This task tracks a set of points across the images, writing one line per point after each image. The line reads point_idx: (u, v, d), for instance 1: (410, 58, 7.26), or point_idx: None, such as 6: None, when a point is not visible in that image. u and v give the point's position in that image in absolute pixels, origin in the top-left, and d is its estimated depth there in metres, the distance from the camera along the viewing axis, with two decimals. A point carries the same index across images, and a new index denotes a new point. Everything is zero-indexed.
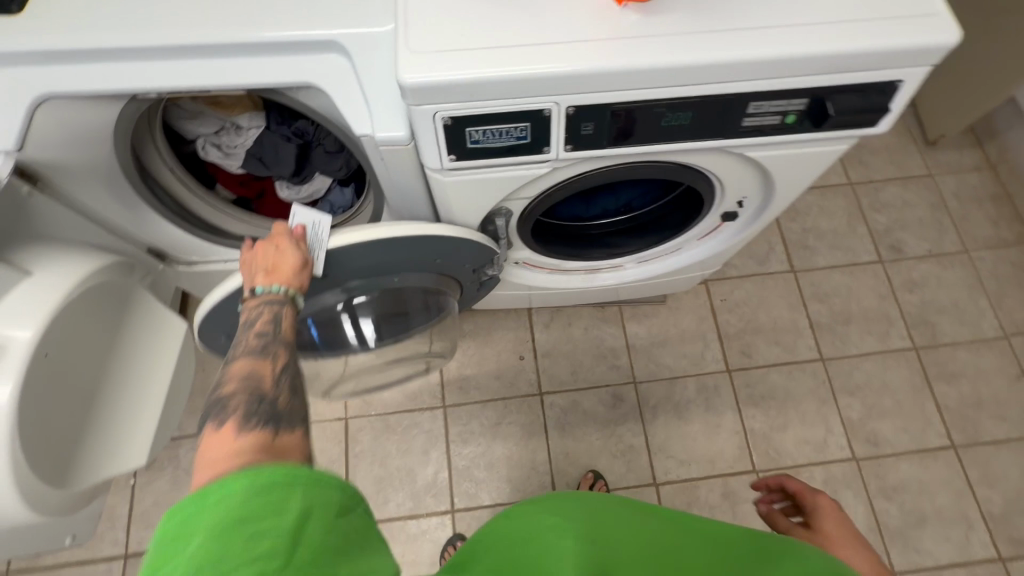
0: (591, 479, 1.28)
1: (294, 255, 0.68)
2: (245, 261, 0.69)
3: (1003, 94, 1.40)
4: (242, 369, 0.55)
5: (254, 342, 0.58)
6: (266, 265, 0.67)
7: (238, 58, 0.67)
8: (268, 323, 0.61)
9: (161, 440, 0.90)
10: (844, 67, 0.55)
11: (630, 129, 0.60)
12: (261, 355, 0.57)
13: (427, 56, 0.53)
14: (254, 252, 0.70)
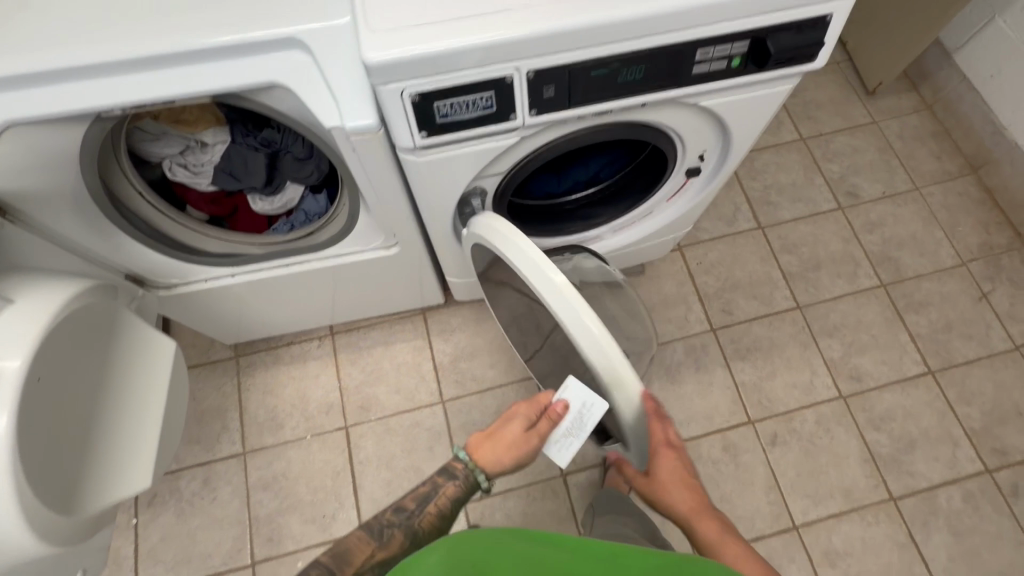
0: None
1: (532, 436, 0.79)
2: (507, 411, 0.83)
3: (927, 38, 1.49)
4: (357, 537, 0.69)
5: (409, 508, 0.74)
6: (497, 434, 0.80)
7: (200, 66, 0.68)
8: (444, 496, 0.76)
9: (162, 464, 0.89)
10: (777, 6, 0.59)
11: (589, 88, 0.63)
12: (382, 536, 0.70)
13: (388, 35, 0.55)
14: (515, 413, 0.82)
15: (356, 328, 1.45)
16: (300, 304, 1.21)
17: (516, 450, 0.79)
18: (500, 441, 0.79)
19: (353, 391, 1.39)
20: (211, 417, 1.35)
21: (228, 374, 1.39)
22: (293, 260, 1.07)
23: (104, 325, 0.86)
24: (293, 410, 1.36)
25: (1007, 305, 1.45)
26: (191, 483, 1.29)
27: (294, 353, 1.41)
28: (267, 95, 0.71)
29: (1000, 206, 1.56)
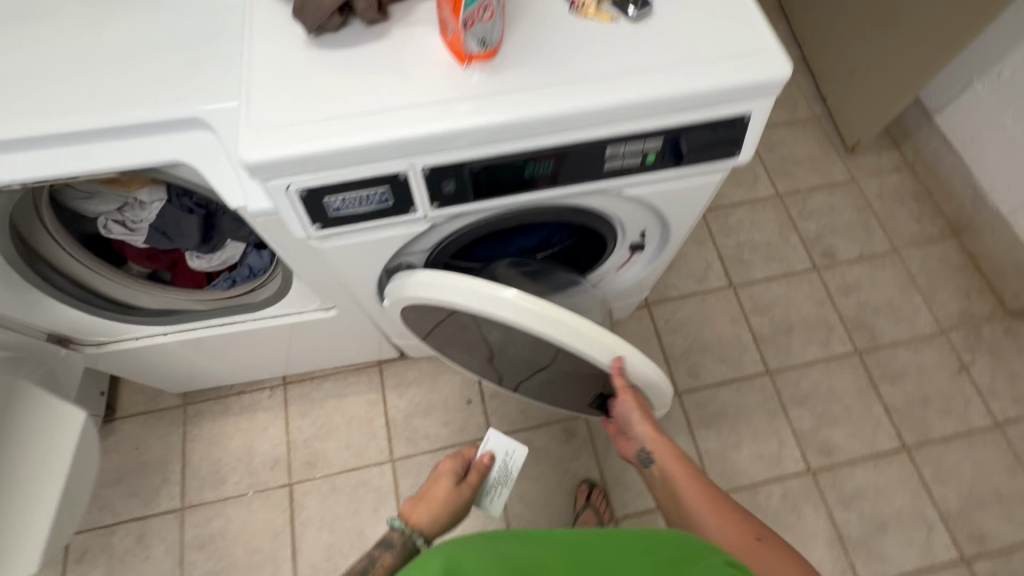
0: (587, 489, 1.28)
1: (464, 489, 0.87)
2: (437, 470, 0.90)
3: (908, 96, 1.45)
4: None
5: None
6: (427, 492, 0.87)
7: (101, 141, 0.65)
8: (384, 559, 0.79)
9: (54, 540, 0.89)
10: (688, 107, 0.56)
11: (493, 183, 0.60)
12: None
13: (269, 133, 0.52)
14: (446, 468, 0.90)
15: (310, 378, 1.41)
16: (253, 353, 1.17)
17: (449, 502, 0.86)
18: (433, 496, 0.85)
19: (301, 446, 1.34)
20: (153, 468, 1.31)
21: (175, 423, 1.35)
22: (233, 317, 1.03)
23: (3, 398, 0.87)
24: (237, 464, 1.32)
25: (987, 379, 1.39)
26: (124, 539, 1.24)
27: (243, 403, 1.37)
28: (177, 169, 0.69)
29: (982, 273, 1.50)
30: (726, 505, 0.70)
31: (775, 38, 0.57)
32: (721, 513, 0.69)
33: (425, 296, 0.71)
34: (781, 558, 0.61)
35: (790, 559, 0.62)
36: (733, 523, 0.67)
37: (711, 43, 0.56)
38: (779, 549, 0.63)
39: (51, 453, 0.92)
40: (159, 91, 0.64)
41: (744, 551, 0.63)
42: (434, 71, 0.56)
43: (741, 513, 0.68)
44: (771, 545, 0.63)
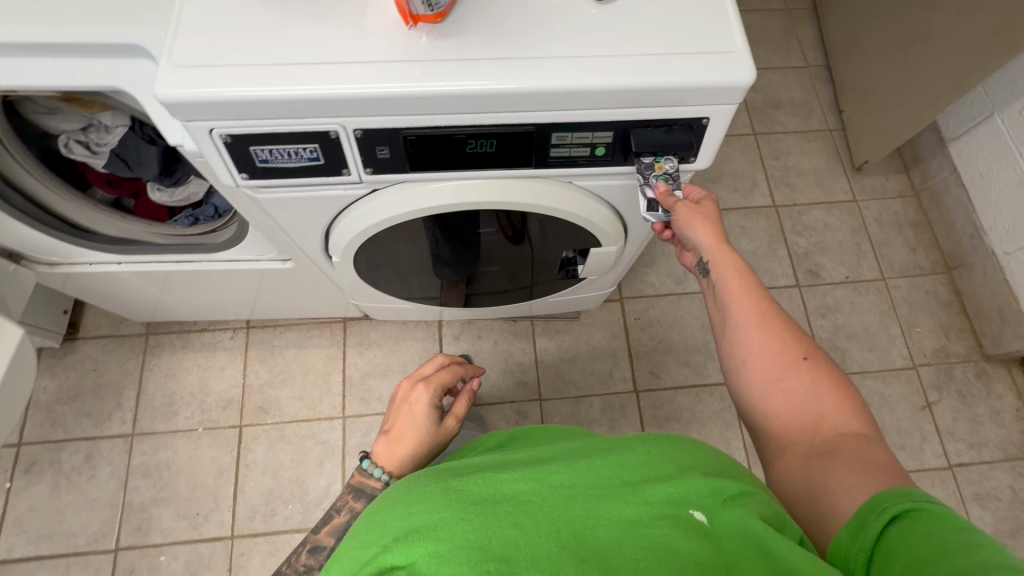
0: None
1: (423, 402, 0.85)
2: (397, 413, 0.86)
3: (922, 120, 1.38)
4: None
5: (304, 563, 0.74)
6: (397, 428, 0.83)
7: (34, 57, 0.62)
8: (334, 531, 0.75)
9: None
10: (642, 101, 0.53)
11: (429, 155, 0.58)
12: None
13: (189, 70, 0.50)
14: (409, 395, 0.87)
15: (273, 325, 1.41)
16: (217, 294, 1.16)
17: (425, 434, 0.83)
18: (404, 429, 0.83)
19: (256, 391, 1.35)
20: (108, 391, 1.33)
21: (135, 350, 1.36)
22: (191, 256, 1.01)
23: None
24: (191, 399, 1.33)
25: (948, 419, 1.37)
26: (73, 456, 1.27)
27: (204, 340, 1.38)
28: (120, 94, 0.66)
29: (966, 313, 1.47)
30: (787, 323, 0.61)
31: (748, 39, 0.53)
32: (773, 333, 0.59)
33: (385, 223, 0.67)
34: (835, 390, 0.55)
35: (843, 389, 0.55)
36: (791, 345, 0.58)
37: (677, 35, 0.53)
38: (837, 378, 0.56)
39: None
40: (101, 10, 0.61)
41: (785, 384, 0.57)
42: (378, 27, 0.52)
43: (802, 336, 0.59)
44: (824, 374, 0.56)
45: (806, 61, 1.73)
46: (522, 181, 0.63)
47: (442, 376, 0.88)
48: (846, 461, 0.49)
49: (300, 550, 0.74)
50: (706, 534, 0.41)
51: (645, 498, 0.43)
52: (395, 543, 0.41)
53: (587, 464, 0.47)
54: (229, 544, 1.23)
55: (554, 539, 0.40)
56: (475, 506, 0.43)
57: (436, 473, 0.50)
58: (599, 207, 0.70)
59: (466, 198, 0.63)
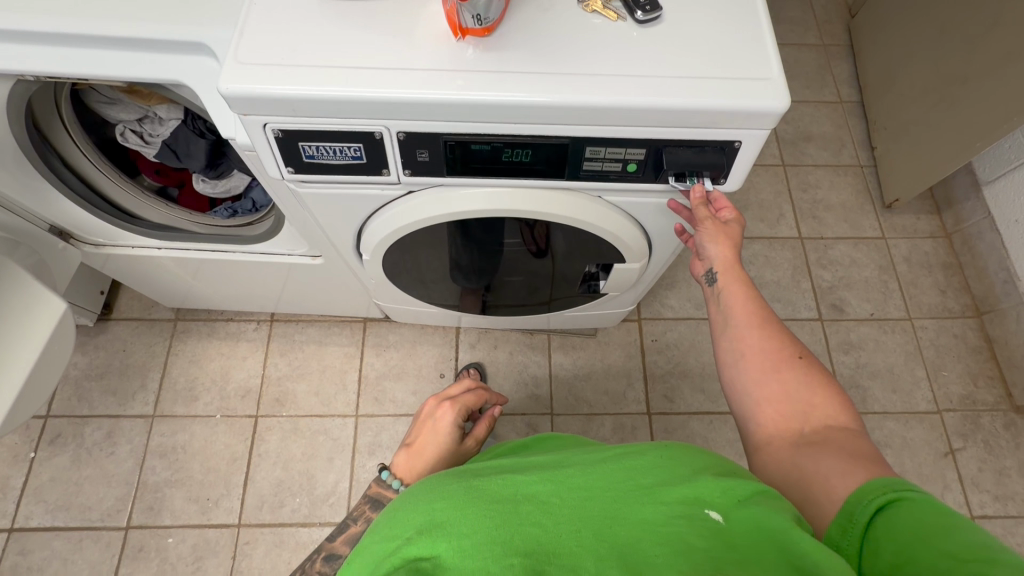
0: None
1: (449, 419, 0.85)
2: (422, 423, 0.87)
3: (958, 161, 1.36)
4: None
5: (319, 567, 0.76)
6: (418, 442, 0.84)
7: (107, 50, 0.66)
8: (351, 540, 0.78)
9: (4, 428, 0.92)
10: (675, 121, 0.55)
11: (466, 161, 0.60)
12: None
13: (250, 68, 0.53)
14: (436, 408, 0.88)
15: (296, 320, 1.44)
16: (247, 286, 1.21)
17: (447, 450, 0.83)
18: (425, 444, 0.84)
19: (274, 383, 1.38)
20: (134, 372, 1.37)
21: (163, 334, 1.41)
22: (226, 246, 1.04)
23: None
24: (211, 386, 1.37)
25: (972, 469, 1.32)
26: (95, 433, 1.31)
27: (229, 330, 1.42)
28: (180, 88, 0.70)
29: (995, 360, 1.43)
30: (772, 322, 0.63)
31: (784, 67, 0.55)
32: (769, 332, 0.62)
33: (412, 225, 0.69)
34: (819, 384, 0.57)
35: (831, 385, 0.57)
36: (776, 344, 0.61)
37: (714, 60, 0.55)
38: (820, 375, 0.57)
39: (22, 347, 0.94)
40: (173, 9, 0.66)
41: (775, 377, 0.58)
42: (430, 38, 0.56)
43: (787, 336, 0.61)
44: (808, 372, 0.58)
45: (840, 97, 1.73)
46: (552, 192, 0.65)
47: (468, 396, 0.89)
48: (832, 450, 0.50)
49: (315, 557, 0.77)
50: (722, 533, 0.41)
51: (661, 500, 0.44)
52: (418, 537, 0.42)
53: (607, 470, 0.48)
54: (235, 532, 1.24)
55: (573, 537, 0.41)
56: (497, 504, 0.43)
57: (455, 473, 0.51)
58: (624, 223, 0.71)
59: (495, 204, 0.65)
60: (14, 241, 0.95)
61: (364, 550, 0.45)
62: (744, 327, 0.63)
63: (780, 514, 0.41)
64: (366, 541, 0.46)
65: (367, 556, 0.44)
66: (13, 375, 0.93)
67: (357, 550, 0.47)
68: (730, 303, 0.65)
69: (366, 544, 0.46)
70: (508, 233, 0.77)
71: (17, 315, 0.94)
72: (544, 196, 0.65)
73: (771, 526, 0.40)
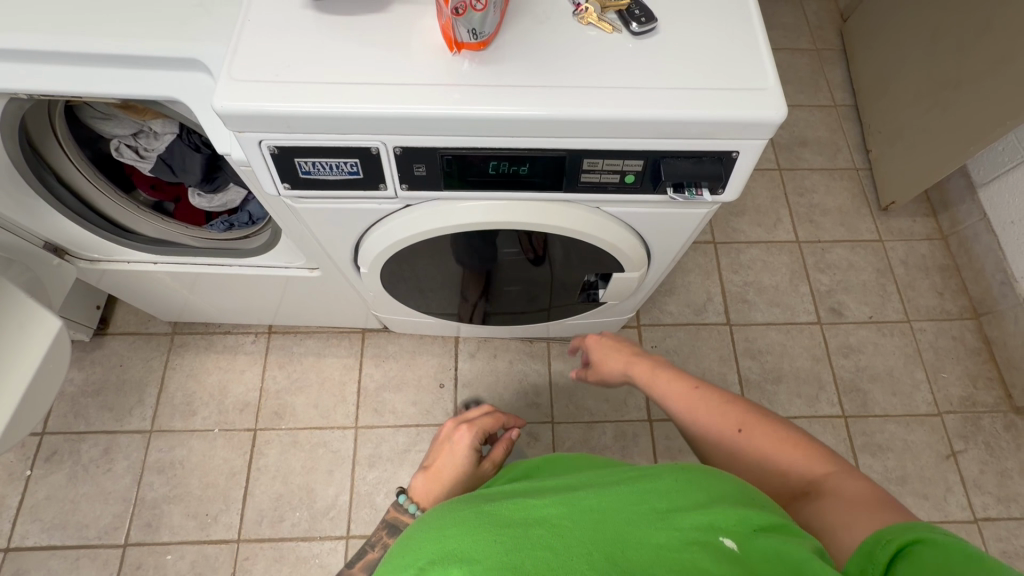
0: None
1: (467, 442, 0.82)
2: (441, 445, 0.85)
3: (953, 163, 1.36)
4: None
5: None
6: (436, 466, 0.83)
7: (102, 67, 0.66)
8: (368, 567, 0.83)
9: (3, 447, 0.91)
10: (673, 132, 0.55)
11: (462, 175, 0.60)
12: None
13: (246, 85, 0.53)
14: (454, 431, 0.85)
15: (294, 332, 1.43)
16: (244, 300, 1.21)
17: (463, 475, 0.81)
18: (443, 469, 0.82)
19: (272, 396, 1.37)
20: (131, 387, 1.36)
21: (160, 349, 1.40)
22: (223, 260, 1.04)
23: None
24: (209, 400, 1.36)
25: (975, 471, 1.32)
26: (92, 448, 1.30)
27: (227, 343, 1.41)
28: (175, 104, 0.70)
29: (995, 362, 1.43)
30: (718, 394, 0.69)
31: (779, 77, 0.55)
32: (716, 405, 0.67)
33: (410, 237, 0.69)
34: (777, 439, 0.61)
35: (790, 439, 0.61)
36: (726, 413, 0.66)
37: (711, 71, 0.55)
38: (773, 429, 0.63)
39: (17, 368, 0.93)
40: (168, 26, 0.65)
41: (744, 448, 0.63)
42: (426, 53, 0.56)
43: (736, 402, 0.67)
44: (762, 429, 0.63)
45: (834, 101, 1.74)
46: (551, 202, 0.65)
47: (485, 420, 0.86)
48: (831, 502, 0.53)
49: None
50: (738, 560, 0.41)
51: (675, 524, 0.43)
52: (430, 566, 0.40)
53: (616, 490, 0.47)
54: (234, 547, 1.23)
55: (585, 560, 0.40)
56: (508, 529, 0.42)
57: (465, 499, 0.50)
58: (623, 232, 0.71)
59: (492, 215, 0.65)
60: (8, 258, 0.95)
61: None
62: (696, 410, 0.69)
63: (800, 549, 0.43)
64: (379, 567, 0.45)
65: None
66: (7, 391, 0.92)
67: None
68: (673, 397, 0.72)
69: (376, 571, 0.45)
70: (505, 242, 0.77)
71: (14, 333, 0.93)
72: (542, 207, 0.65)
73: (794, 558, 0.41)
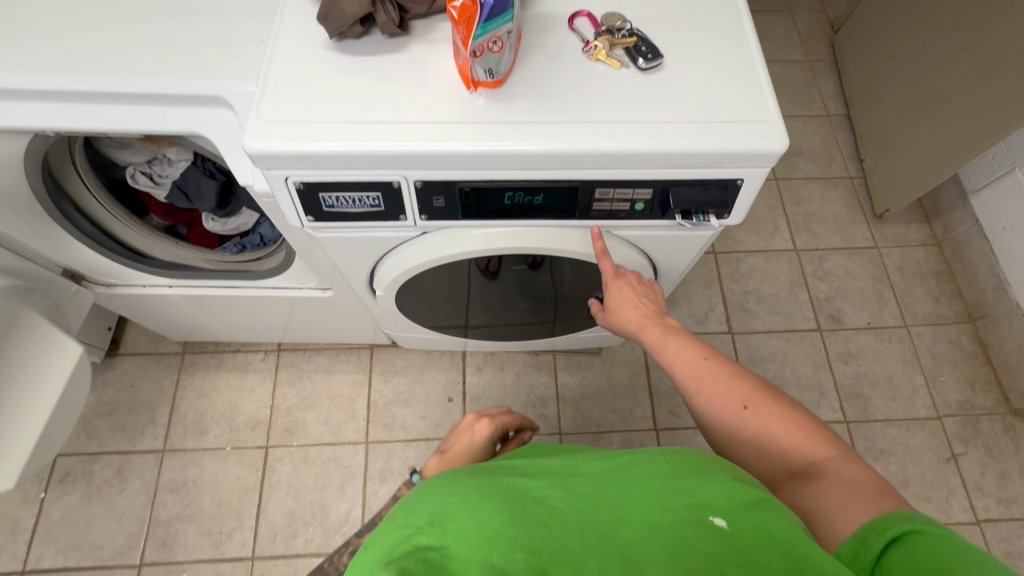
0: None
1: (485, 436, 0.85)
2: (456, 431, 0.87)
3: (945, 173, 1.40)
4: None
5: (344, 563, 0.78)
6: (452, 451, 0.85)
7: (128, 105, 0.69)
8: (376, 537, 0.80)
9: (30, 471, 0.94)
10: (680, 163, 0.58)
11: (478, 205, 0.63)
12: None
13: (274, 126, 0.56)
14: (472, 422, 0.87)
15: (304, 349, 1.45)
16: (254, 320, 1.23)
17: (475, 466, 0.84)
18: (459, 455, 0.84)
19: (283, 413, 1.38)
20: (142, 407, 1.37)
21: (171, 368, 1.42)
22: (236, 282, 1.06)
23: (21, 328, 0.95)
24: (220, 418, 1.37)
25: (975, 473, 1.35)
26: (105, 469, 1.31)
27: (237, 361, 1.43)
28: (198, 138, 0.73)
29: (991, 365, 1.46)
30: (727, 367, 0.65)
31: (781, 111, 0.58)
32: (725, 378, 0.64)
33: (426, 263, 0.71)
34: (783, 418, 0.59)
35: (797, 419, 0.59)
36: (731, 386, 0.63)
37: (716, 106, 0.58)
38: (780, 407, 0.60)
39: (41, 395, 0.96)
40: (191, 64, 0.68)
41: (750, 425, 0.60)
42: (443, 91, 0.58)
43: (742, 373, 0.64)
44: (769, 408, 0.60)
45: (827, 112, 1.78)
46: (562, 228, 0.68)
47: (507, 416, 0.88)
48: (828, 486, 0.53)
49: (343, 550, 0.79)
50: (727, 537, 0.42)
51: (666, 504, 0.44)
52: (428, 528, 0.43)
53: (611, 476, 0.49)
54: (249, 565, 1.24)
55: (578, 537, 0.42)
56: (504, 503, 0.45)
57: (466, 472, 0.52)
58: (631, 252, 0.74)
59: (505, 243, 0.68)
60: (30, 287, 0.97)
61: (368, 545, 0.46)
62: (704, 382, 0.64)
63: (791, 525, 0.42)
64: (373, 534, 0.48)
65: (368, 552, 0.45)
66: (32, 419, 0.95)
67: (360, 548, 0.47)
68: (680, 366, 0.67)
69: (372, 538, 0.47)
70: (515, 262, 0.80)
71: (38, 362, 0.97)
72: (551, 232, 0.68)
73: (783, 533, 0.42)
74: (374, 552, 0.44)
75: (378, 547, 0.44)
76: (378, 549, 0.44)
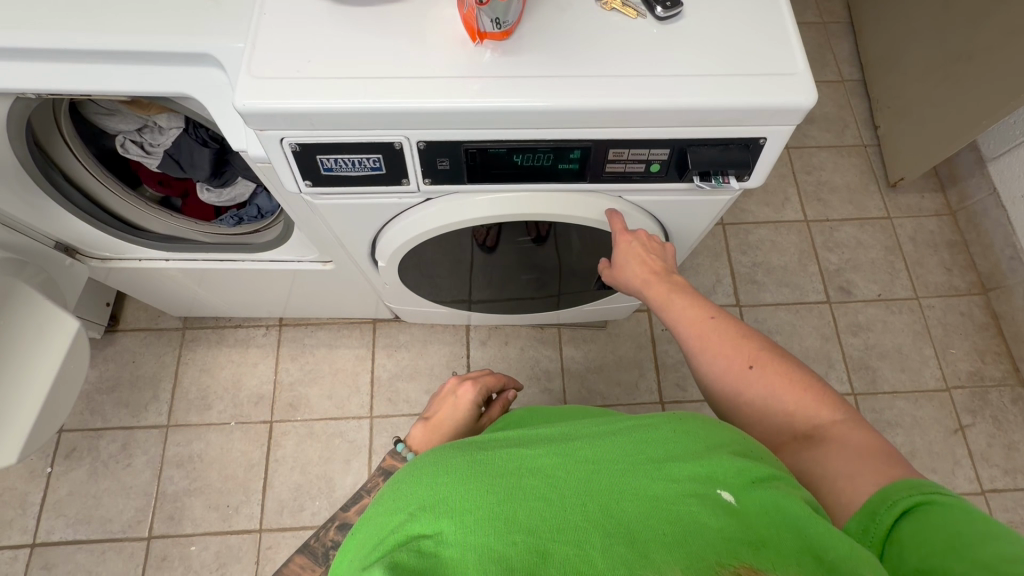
0: None
1: (470, 394, 0.83)
2: (438, 397, 0.86)
3: (963, 140, 1.35)
4: (301, 561, 0.76)
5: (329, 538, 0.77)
6: (437, 417, 0.83)
7: (109, 66, 0.65)
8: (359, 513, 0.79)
9: (33, 446, 0.94)
10: (699, 120, 0.54)
11: (484, 167, 0.59)
12: (321, 559, 0.77)
13: (266, 83, 0.52)
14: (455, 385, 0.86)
15: (306, 324, 1.43)
16: (255, 295, 1.20)
17: (464, 429, 0.82)
18: (444, 420, 0.82)
19: (286, 388, 1.38)
20: (145, 383, 1.37)
21: (172, 344, 1.40)
22: (232, 256, 1.03)
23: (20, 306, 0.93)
24: (224, 394, 1.36)
25: (982, 444, 1.34)
26: (111, 444, 1.31)
27: (238, 336, 1.42)
28: (188, 100, 0.69)
29: (1002, 336, 1.44)
30: (733, 328, 0.61)
31: (809, 61, 0.54)
32: (731, 338, 0.61)
33: (428, 232, 0.68)
34: (790, 380, 0.56)
35: (803, 381, 0.56)
36: (737, 348, 0.60)
37: (740, 57, 0.54)
38: (787, 368, 0.57)
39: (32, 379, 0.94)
40: (175, 19, 0.63)
41: (754, 388, 0.58)
42: (446, 42, 0.54)
43: (748, 334, 0.61)
44: (775, 369, 0.57)
45: (841, 76, 1.72)
46: (567, 194, 0.65)
47: (489, 377, 0.87)
48: (838, 452, 0.51)
49: (330, 526, 0.78)
50: (735, 512, 0.40)
51: (669, 475, 0.42)
52: (421, 513, 0.42)
53: (614, 441, 0.46)
54: (257, 537, 1.25)
55: (579, 512, 0.40)
56: (500, 477, 0.43)
57: (460, 445, 0.50)
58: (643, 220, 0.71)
59: (511, 208, 0.65)
60: (23, 261, 0.94)
61: (362, 528, 0.46)
62: (708, 343, 0.62)
63: (795, 500, 0.41)
64: (366, 514, 0.47)
65: (363, 537, 0.45)
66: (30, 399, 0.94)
67: (357, 530, 0.47)
68: (685, 325, 0.64)
69: (365, 520, 0.47)
70: (524, 237, 0.78)
71: (33, 341, 0.95)
72: (562, 200, 0.65)
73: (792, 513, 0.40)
74: (370, 535, 0.44)
75: (374, 531, 0.44)
76: (374, 531, 0.44)
